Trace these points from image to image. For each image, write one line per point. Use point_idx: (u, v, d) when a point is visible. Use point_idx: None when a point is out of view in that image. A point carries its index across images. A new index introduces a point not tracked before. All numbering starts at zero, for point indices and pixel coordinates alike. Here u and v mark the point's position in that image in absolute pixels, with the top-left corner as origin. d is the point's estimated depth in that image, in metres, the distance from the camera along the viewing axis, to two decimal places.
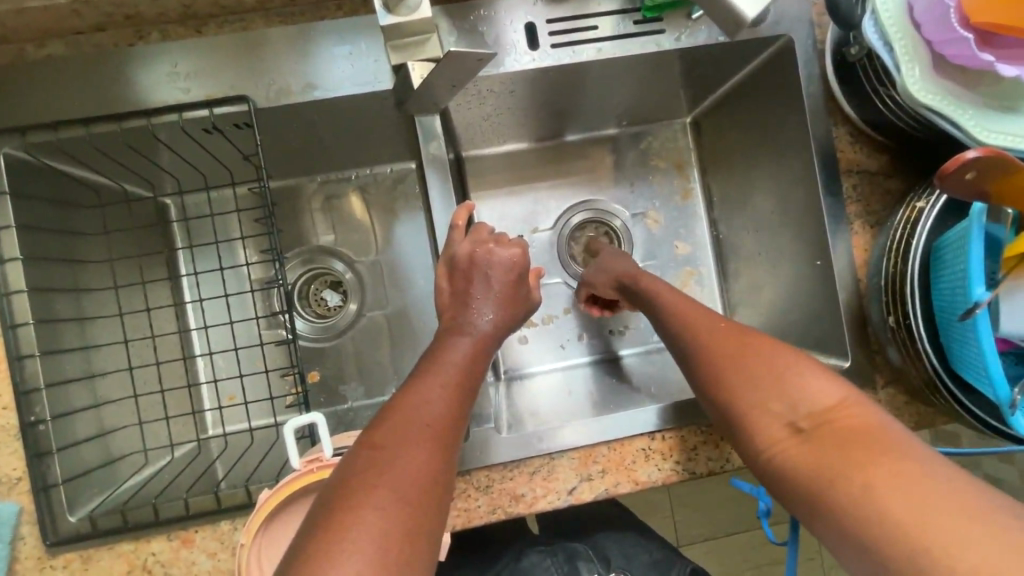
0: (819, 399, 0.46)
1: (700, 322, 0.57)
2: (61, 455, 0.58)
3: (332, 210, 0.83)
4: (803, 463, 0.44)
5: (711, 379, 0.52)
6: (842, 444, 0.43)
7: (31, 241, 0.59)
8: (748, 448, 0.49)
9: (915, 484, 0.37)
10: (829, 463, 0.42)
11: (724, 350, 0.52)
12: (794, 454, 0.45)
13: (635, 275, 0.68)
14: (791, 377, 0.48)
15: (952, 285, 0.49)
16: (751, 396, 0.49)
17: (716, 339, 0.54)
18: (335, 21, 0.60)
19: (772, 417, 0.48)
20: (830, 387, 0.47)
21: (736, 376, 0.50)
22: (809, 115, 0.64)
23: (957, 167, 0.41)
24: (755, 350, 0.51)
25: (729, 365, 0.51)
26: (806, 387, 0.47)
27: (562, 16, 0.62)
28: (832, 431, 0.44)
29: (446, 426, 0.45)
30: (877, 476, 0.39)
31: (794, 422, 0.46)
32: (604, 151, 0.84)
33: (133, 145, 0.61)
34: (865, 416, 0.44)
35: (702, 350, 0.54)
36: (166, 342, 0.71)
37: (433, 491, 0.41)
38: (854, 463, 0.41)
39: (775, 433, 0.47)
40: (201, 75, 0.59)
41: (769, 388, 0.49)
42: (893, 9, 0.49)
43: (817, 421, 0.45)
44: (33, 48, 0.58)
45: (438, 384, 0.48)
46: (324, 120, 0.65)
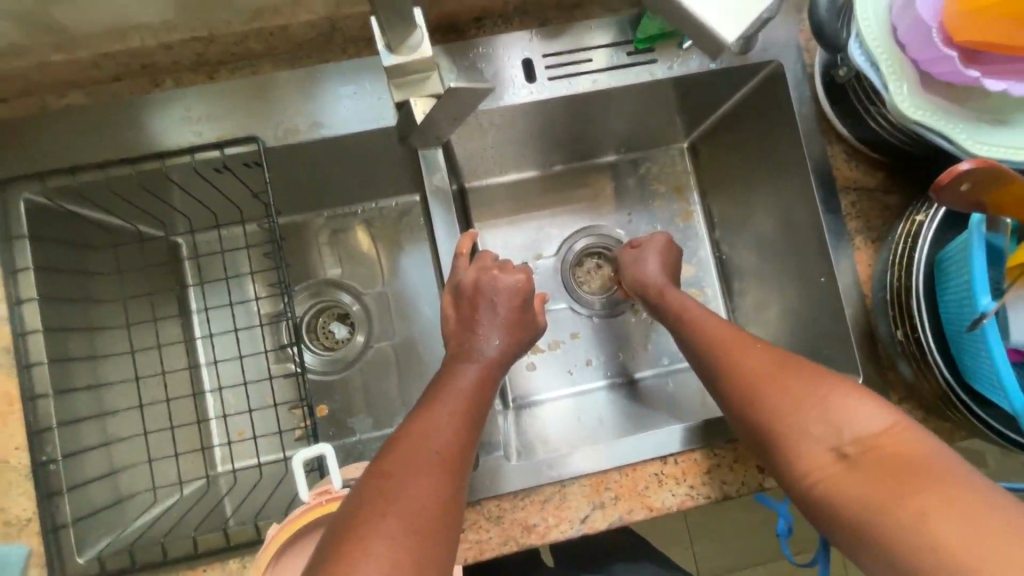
0: (865, 422, 0.45)
1: (734, 342, 0.56)
2: (71, 495, 0.58)
3: (339, 244, 0.84)
4: (849, 491, 0.44)
5: (745, 401, 0.52)
6: (891, 472, 0.42)
7: (47, 281, 0.60)
8: (789, 474, 0.49)
9: (967, 512, 0.37)
10: (878, 493, 0.42)
11: (762, 370, 0.52)
12: (839, 482, 0.45)
13: (659, 291, 0.69)
14: (835, 401, 0.47)
15: (958, 297, 0.49)
16: (791, 418, 0.48)
17: (753, 360, 0.53)
18: (339, 64, 0.63)
19: (816, 442, 0.47)
20: (879, 412, 0.46)
21: (775, 397, 0.50)
22: (804, 136, 0.66)
23: (950, 179, 0.41)
24: (798, 371, 0.50)
25: (767, 386, 0.51)
26: (851, 410, 0.46)
27: (558, 51, 0.65)
28: (882, 457, 0.43)
29: (455, 451, 0.45)
30: (929, 502, 0.39)
31: (839, 447, 0.46)
32: (604, 177, 0.86)
33: (147, 186, 0.63)
34: (915, 441, 0.43)
35: (738, 370, 0.54)
36: (176, 378, 0.72)
37: (443, 516, 0.40)
38: (906, 491, 0.40)
39: (820, 459, 0.46)
40: (212, 118, 0.61)
41: (812, 410, 0.48)
42: (876, 32, 0.51)
43: (864, 446, 0.44)
44: (53, 98, 0.61)
45: (444, 410, 0.48)
46: (330, 157, 0.67)
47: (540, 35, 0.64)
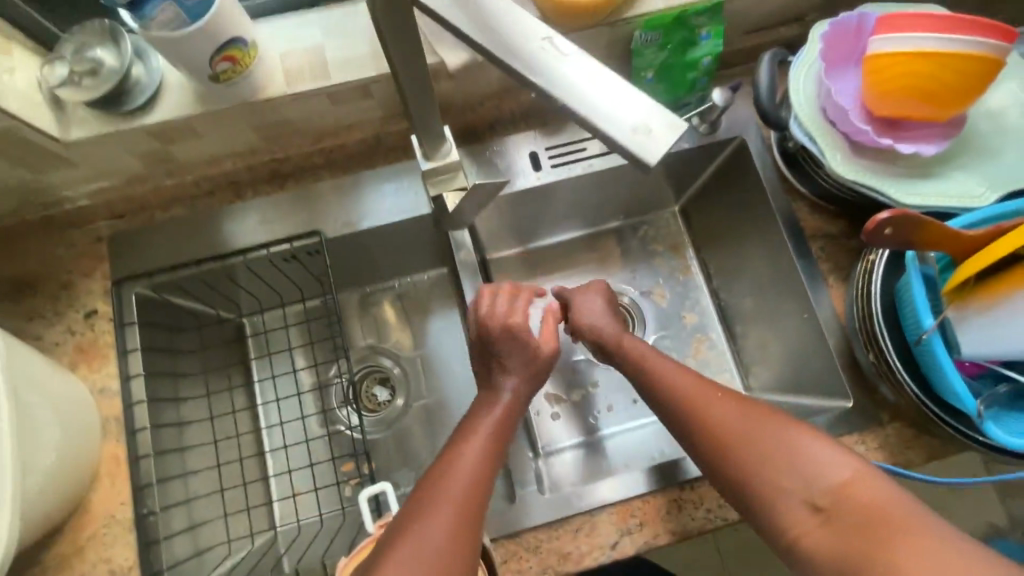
0: (834, 476, 0.54)
1: (705, 400, 0.61)
2: (164, 544, 0.67)
3: (379, 315, 0.97)
4: (830, 543, 0.52)
5: (730, 456, 0.58)
6: (861, 526, 0.51)
7: (149, 359, 0.72)
8: (770, 524, 0.56)
9: (932, 559, 0.47)
10: (854, 544, 0.51)
11: (739, 428, 0.59)
12: (818, 534, 0.53)
13: (618, 339, 0.72)
14: (808, 458, 0.55)
15: (912, 320, 0.59)
16: (770, 477, 0.56)
17: (731, 419, 0.59)
18: (382, 168, 0.78)
19: (793, 497, 0.55)
20: (842, 466, 0.55)
21: (752, 455, 0.57)
22: (771, 195, 0.78)
23: (874, 226, 0.52)
24: (772, 428, 0.58)
25: (745, 446, 0.57)
26: (821, 466, 0.55)
27: (558, 143, 0.79)
28: (850, 510, 0.52)
29: (478, 486, 0.55)
30: (901, 555, 0.48)
31: (813, 501, 0.54)
32: (611, 240, 0.98)
33: (230, 276, 0.77)
34: (876, 491, 0.53)
35: (715, 428, 0.59)
36: (245, 441, 0.82)
37: (454, 555, 0.50)
38: (878, 544, 0.50)
39: (799, 513, 0.54)
40: (282, 218, 0.76)
41: (786, 467, 0.56)
42: (809, 114, 0.64)
43: (834, 498, 0.53)
44: (158, 212, 0.76)
45: (471, 446, 0.57)
46: (376, 242, 0.81)
47: (541, 133, 0.79)
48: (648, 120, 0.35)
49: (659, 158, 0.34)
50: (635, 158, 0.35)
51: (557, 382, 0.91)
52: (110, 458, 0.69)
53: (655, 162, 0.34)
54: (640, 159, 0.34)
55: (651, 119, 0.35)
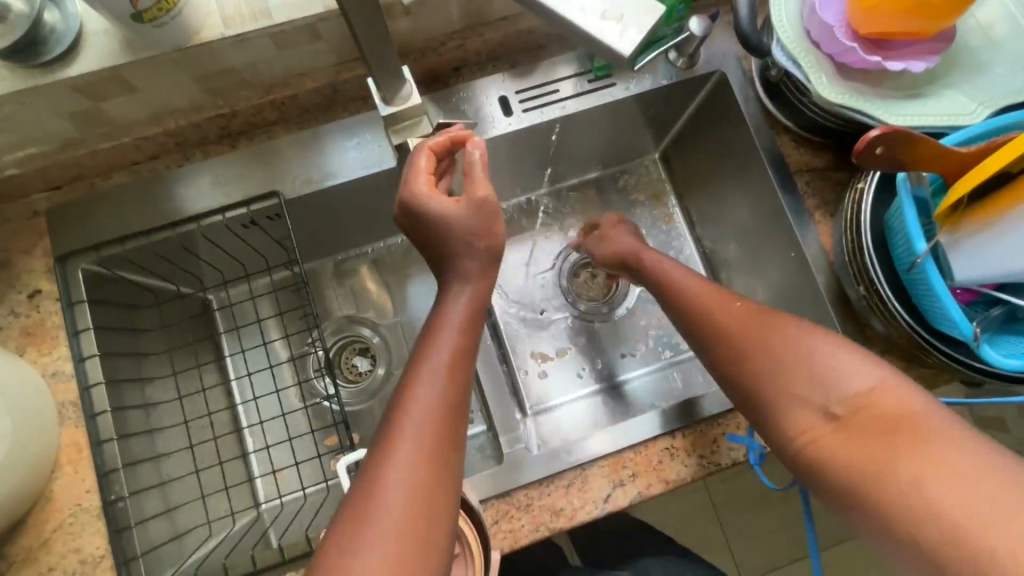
0: (852, 382, 0.52)
1: (721, 309, 0.63)
2: (136, 530, 0.64)
3: (354, 283, 0.93)
4: (841, 453, 0.50)
5: (741, 358, 0.59)
6: (878, 435, 0.49)
7: (104, 339, 0.67)
8: (785, 435, 0.55)
9: (960, 477, 0.43)
10: (869, 455, 0.48)
11: (753, 334, 0.59)
12: (831, 444, 0.51)
13: (635, 253, 0.79)
14: (826, 364, 0.54)
15: (904, 248, 0.56)
16: (783, 383, 0.55)
17: (743, 323, 0.61)
18: (342, 120, 0.72)
19: (806, 404, 0.54)
20: (864, 372, 0.52)
21: (763, 359, 0.58)
22: (754, 131, 0.74)
23: (865, 145, 0.49)
24: (791, 333, 0.57)
25: (760, 353, 0.58)
26: (840, 375, 0.53)
27: (529, 86, 0.74)
28: (870, 417, 0.50)
29: (441, 442, 0.47)
30: (922, 468, 0.45)
31: (830, 409, 0.52)
32: (592, 191, 0.94)
33: (187, 246, 0.72)
34: (902, 399, 0.50)
35: (731, 334, 0.61)
36: (219, 419, 0.78)
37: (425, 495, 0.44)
38: (894, 451, 0.47)
39: (811, 420, 0.53)
40: (237, 180, 0.70)
41: (800, 374, 0.55)
42: (793, 37, 0.60)
43: (850, 407, 0.51)
44: (101, 180, 0.70)
45: (425, 394, 0.48)
46: (340, 202, 0.76)
47: (511, 76, 0.74)
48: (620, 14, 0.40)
49: (631, 46, 0.39)
50: (606, 48, 0.39)
51: (542, 340, 0.89)
52: (71, 445, 0.64)
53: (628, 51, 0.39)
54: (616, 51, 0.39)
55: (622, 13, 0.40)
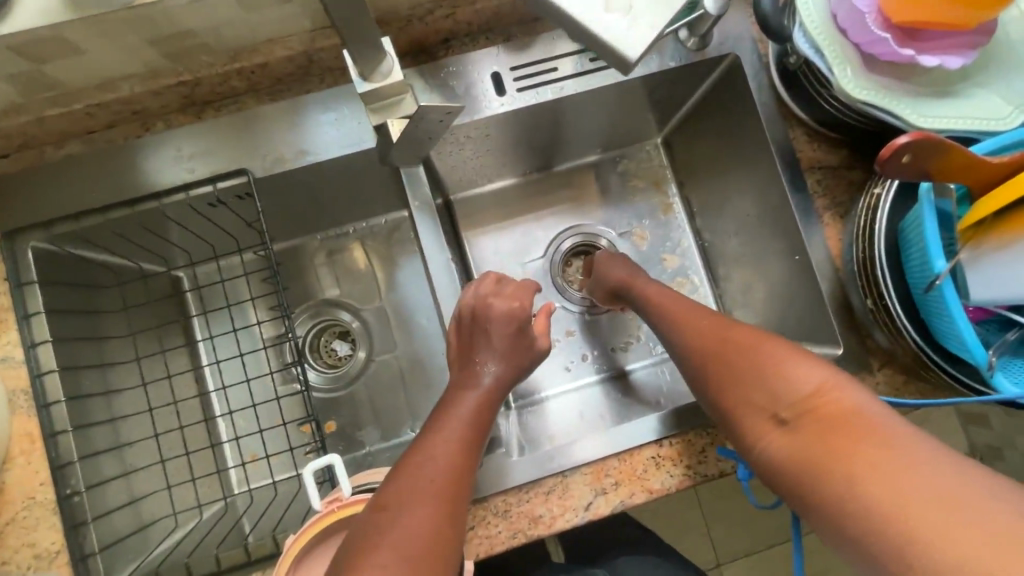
0: (800, 386, 0.50)
1: (690, 323, 0.62)
2: (96, 524, 0.61)
3: (335, 264, 0.88)
4: (789, 454, 0.48)
5: (702, 374, 0.58)
6: (822, 435, 0.46)
7: (59, 323, 0.63)
8: (745, 443, 0.53)
9: (897, 475, 0.40)
10: (814, 455, 0.46)
11: (712, 346, 0.58)
12: (783, 446, 0.49)
13: (629, 281, 0.74)
14: (776, 368, 0.52)
15: (919, 262, 0.52)
16: (739, 392, 0.53)
17: (704, 335, 0.59)
18: (320, 93, 0.66)
19: (758, 412, 0.52)
20: (810, 375, 0.50)
21: (723, 370, 0.55)
22: (766, 122, 0.69)
23: (892, 152, 0.44)
24: (743, 342, 0.55)
25: (719, 365, 0.56)
26: (787, 378, 0.51)
27: (526, 63, 0.68)
28: (817, 419, 0.47)
29: (453, 492, 0.49)
30: (859, 467, 0.42)
31: (778, 414, 0.50)
32: (588, 176, 0.89)
33: (147, 225, 0.67)
34: (848, 398, 0.47)
35: (693, 349, 0.59)
36: (188, 406, 0.74)
37: (435, 546, 0.45)
38: (835, 454, 0.44)
39: (764, 425, 0.51)
40: (203, 155, 0.65)
41: (752, 381, 0.53)
42: (819, 22, 0.54)
43: (798, 411, 0.49)
44: (52, 149, 0.65)
45: (441, 448, 0.51)
46: (318, 181, 0.71)
47: (506, 50, 0.68)
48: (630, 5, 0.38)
49: (637, 50, 0.37)
50: (606, 44, 0.38)
51: None
52: (23, 435, 0.60)
53: (634, 54, 0.37)
54: (619, 52, 0.38)
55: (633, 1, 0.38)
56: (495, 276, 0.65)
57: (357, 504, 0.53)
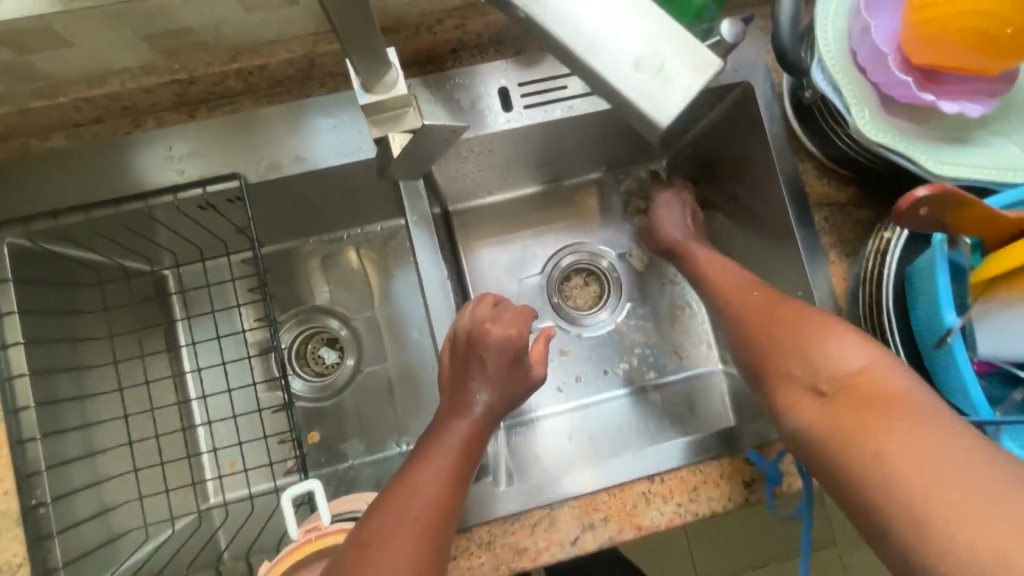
0: (843, 361, 0.48)
1: (741, 294, 0.62)
2: (62, 538, 0.57)
3: (327, 270, 0.85)
4: (820, 423, 0.47)
5: (746, 337, 0.58)
6: (860, 409, 0.45)
7: (31, 325, 0.59)
8: (777, 417, 0.52)
9: (929, 455, 0.39)
10: (848, 427, 0.45)
11: (757, 317, 0.58)
12: (816, 416, 0.48)
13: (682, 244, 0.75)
14: (818, 344, 0.50)
15: (927, 313, 0.51)
16: (777, 363, 0.53)
17: (752, 306, 0.60)
18: (319, 98, 0.64)
19: (796, 383, 0.50)
20: (855, 352, 0.48)
21: (768, 338, 0.55)
22: (776, 154, 0.67)
23: (908, 204, 0.44)
24: (786, 321, 0.55)
25: (763, 335, 0.56)
26: (830, 356, 0.49)
27: (534, 79, 0.66)
28: (856, 394, 0.46)
29: (438, 526, 0.48)
30: (891, 446, 0.41)
31: (816, 386, 0.49)
32: (591, 194, 0.88)
33: (134, 225, 0.64)
34: (893, 377, 0.45)
35: (741, 318, 0.60)
36: (165, 413, 0.72)
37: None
38: (868, 428, 0.43)
39: (799, 397, 0.50)
40: (194, 157, 0.62)
41: (793, 354, 0.52)
42: (838, 59, 0.52)
43: (838, 385, 0.47)
44: (37, 141, 0.62)
45: (431, 480, 0.50)
46: (314, 189, 0.68)
47: (515, 65, 0.66)
48: (687, 88, 0.30)
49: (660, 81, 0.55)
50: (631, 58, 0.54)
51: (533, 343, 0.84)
52: None
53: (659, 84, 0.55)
54: None
55: (679, 77, 0.30)
56: (493, 299, 0.63)
57: (334, 534, 0.51)
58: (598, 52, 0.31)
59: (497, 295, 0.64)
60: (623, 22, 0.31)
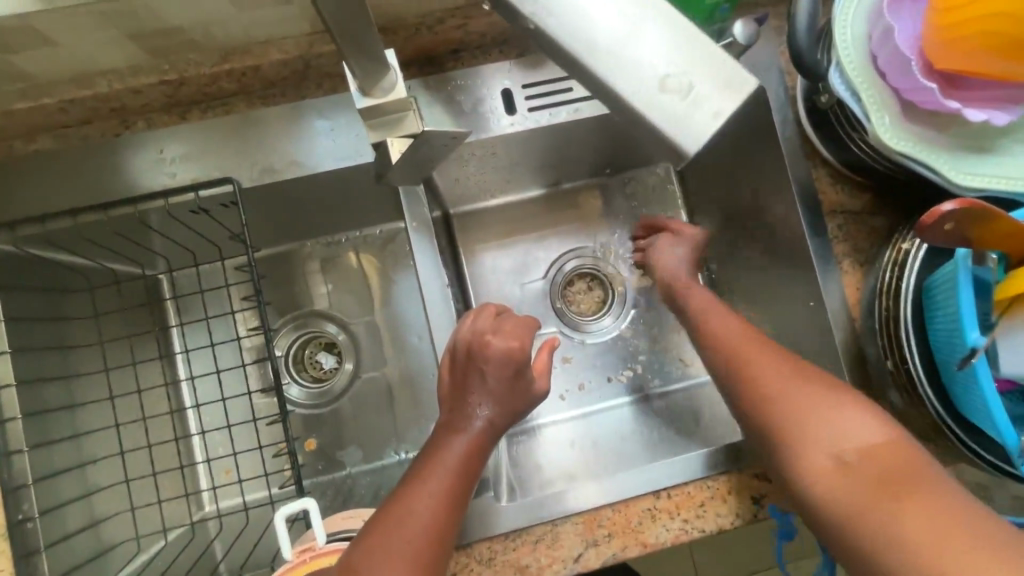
0: (864, 435, 0.47)
1: (744, 345, 0.58)
2: (49, 553, 0.55)
3: (324, 274, 0.83)
4: (836, 494, 0.46)
5: (749, 391, 0.54)
6: (882, 485, 0.44)
7: (18, 332, 0.57)
8: (785, 481, 0.51)
9: (954, 543, 0.39)
10: (870, 501, 0.44)
11: (760, 368, 0.55)
12: (832, 486, 0.47)
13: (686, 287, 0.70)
14: (835, 413, 0.49)
15: (947, 329, 0.49)
16: (788, 424, 0.51)
17: (754, 355, 0.56)
18: (316, 99, 0.62)
19: (811, 449, 0.49)
20: (876, 428, 0.47)
21: (775, 394, 0.53)
22: (788, 159, 0.65)
23: (934, 219, 0.41)
24: (796, 378, 0.53)
25: (767, 389, 0.53)
26: (850, 425, 0.48)
27: (538, 81, 0.64)
28: (877, 470, 0.45)
29: (433, 556, 0.47)
30: (918, 532, 0.41)
31: (835, 455, 0.47)
32: (595, 197, 0.85)
33: (124, 230, 0.62)
34: (911, 456, 0.45)
35: (740, 367, 0.56)
36: (158, 422, 0.71)
37: None
38: (893, 509, 0.42)
39: (813, 463, 0.48)
40: (186, 160, 0.60)
41: (806, 417, 0.50)
42: (857, 63, 0.50)
43: (858, 456, 0.46)
44: (22, 143, 0.60)
45: (426, 503, 0.49)
46: (311, 193, 0.66)
47: (519, 66, 0.64)
48: (719, 109, 0.28)
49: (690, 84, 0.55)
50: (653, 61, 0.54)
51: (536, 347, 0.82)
52: None
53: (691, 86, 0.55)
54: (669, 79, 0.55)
55: (709, 98, 0.28)
56: (494, 310, 0.61)
57: (327, 555, 0.49)
58: (619, 63, 0.29)
59: (499, 304, 0.62)
60: (646, 38, 0.29)
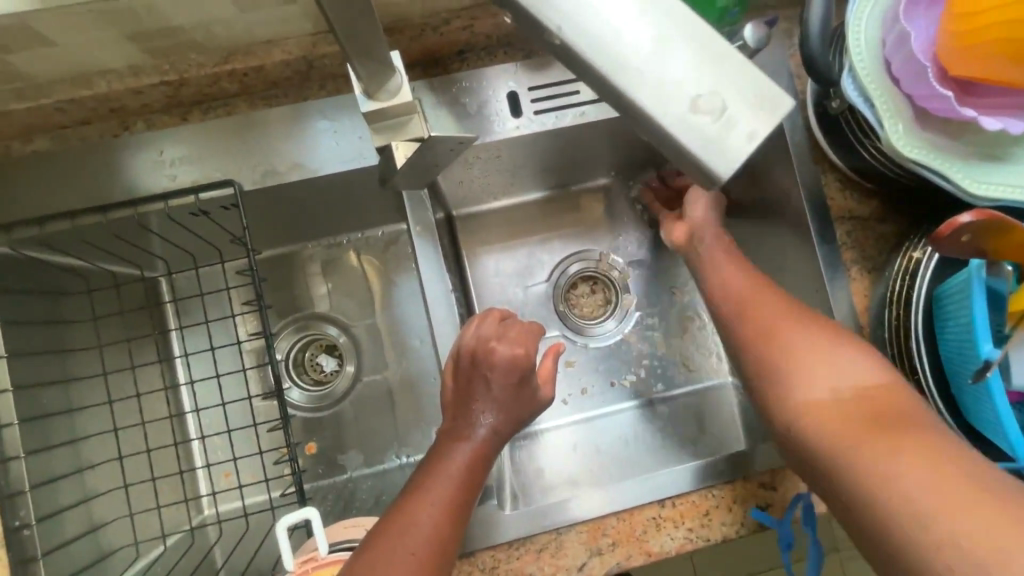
0: (857, 376, 0.47)
1: (751, 297, 0.58)
2: (46, 560, 0.54)
3: (324, 277, 0.82)
4: (827, 431, 0.45)
5: (752, 350, 0.54)
6: (872, 418, 0.44)
7: (15, 336, 0.56)
8: (779, 431, 0.50)
9: (943, 470, 0.38)
10: (860, 429, 0.43)
11: (762, 316, 0.55)
12: (822, 417, 0.46)
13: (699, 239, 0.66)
14: (833, 356, 0.49)
15: (959, 340, 0.49)
16: (786, 365, 0.51)
17: (758, 306, 0.56)
18: (320, 100, 0.61)
19: (807, 388, 0.49)
20: (869, 370, 0.48)
21: (775, 342, 0.52)
22: (797, 164, 0.64)
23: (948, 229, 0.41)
24: (796, 327, 0.53)
25: (768, 340, 0.53)
26: (843, 366, 0.48)
27: (545, 83, 0.63)
28: (867, 405, 0.45)
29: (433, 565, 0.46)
30: (905, 455, 0.40)
31: (828, 394, 0.47)
32: (599, 200, 0.85)
33: (122, 233, 0.61)
34: (902, 398, 0.45)
35: (740, 321, 0.56)
36: (157, 427, 0.70)
37: None
38: (880, 436, 0.42)
39: (807, 402, 0.48)
40: (187, 161, 0.59)
41: (803, 358, 0.50)
42: (871, 69, 0.49)
43: (850, 394, 0.46)
44: (19, 144, 0.59)
45: (428, 514, 0.48)
46: (312, 196, 0.65)
47: (524, 68, 0.63)
48: (750, 132, 0.28)
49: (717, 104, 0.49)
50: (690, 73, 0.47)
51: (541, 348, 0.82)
52: None
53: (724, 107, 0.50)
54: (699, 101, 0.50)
55: (740, 121, 0.28)
56: (499, 314, 0.60)
57: (329, 565, 0.49)
58: (643, 80, 0.28)
59: (504, 310, 0.61)
60: (676, 58, 0.28)
